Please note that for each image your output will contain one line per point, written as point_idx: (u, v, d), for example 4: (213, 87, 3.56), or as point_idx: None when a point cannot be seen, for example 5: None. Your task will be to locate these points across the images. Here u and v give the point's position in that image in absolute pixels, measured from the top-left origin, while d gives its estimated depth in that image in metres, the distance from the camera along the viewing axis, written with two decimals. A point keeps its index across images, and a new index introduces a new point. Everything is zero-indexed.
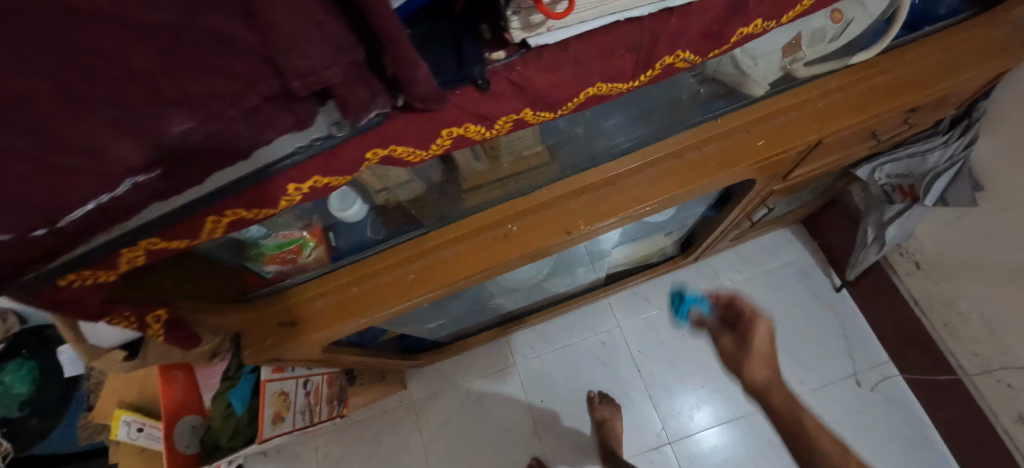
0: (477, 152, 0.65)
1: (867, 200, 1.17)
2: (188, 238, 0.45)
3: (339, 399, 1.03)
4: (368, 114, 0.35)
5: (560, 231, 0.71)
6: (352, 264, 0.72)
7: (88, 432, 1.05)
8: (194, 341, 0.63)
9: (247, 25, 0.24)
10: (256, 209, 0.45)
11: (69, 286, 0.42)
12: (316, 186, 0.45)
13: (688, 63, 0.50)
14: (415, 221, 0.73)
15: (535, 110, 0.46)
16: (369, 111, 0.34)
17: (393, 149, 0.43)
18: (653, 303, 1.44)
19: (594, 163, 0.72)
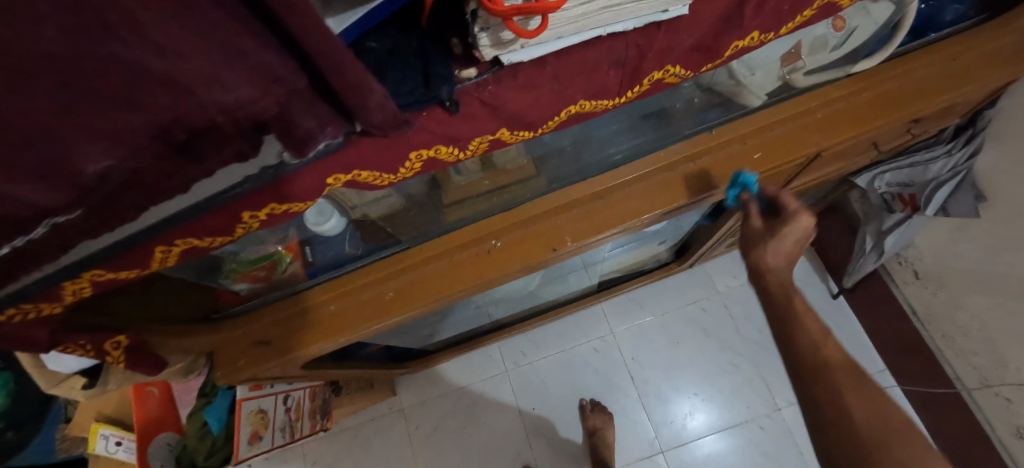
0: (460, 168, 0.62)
1: (867, 209, 1.15)
2: (138, 268, 0.41)
3: (322, 413, 1.01)
4: (317, 143, 0.32)
5: (546, 247, 0.67)
6: (329, 281, 0.69)
7: (65, 444, 1.04)
8: (160, 365, 0.60)
9: (163, 60, 0.20)
10: (210, 238, 0.41)
11: (7, 321, 0.39)
12: (275, 213, 0.42)
13: (678, 78, 0.47)
14: (394, 237, 0.71)
15: (512, 131, 0.43)
16: (319, 141, 0.31)
17: (358, 174, 0.40)
18: (647, 309, 1.41)
19: (582, 176, 0.69)
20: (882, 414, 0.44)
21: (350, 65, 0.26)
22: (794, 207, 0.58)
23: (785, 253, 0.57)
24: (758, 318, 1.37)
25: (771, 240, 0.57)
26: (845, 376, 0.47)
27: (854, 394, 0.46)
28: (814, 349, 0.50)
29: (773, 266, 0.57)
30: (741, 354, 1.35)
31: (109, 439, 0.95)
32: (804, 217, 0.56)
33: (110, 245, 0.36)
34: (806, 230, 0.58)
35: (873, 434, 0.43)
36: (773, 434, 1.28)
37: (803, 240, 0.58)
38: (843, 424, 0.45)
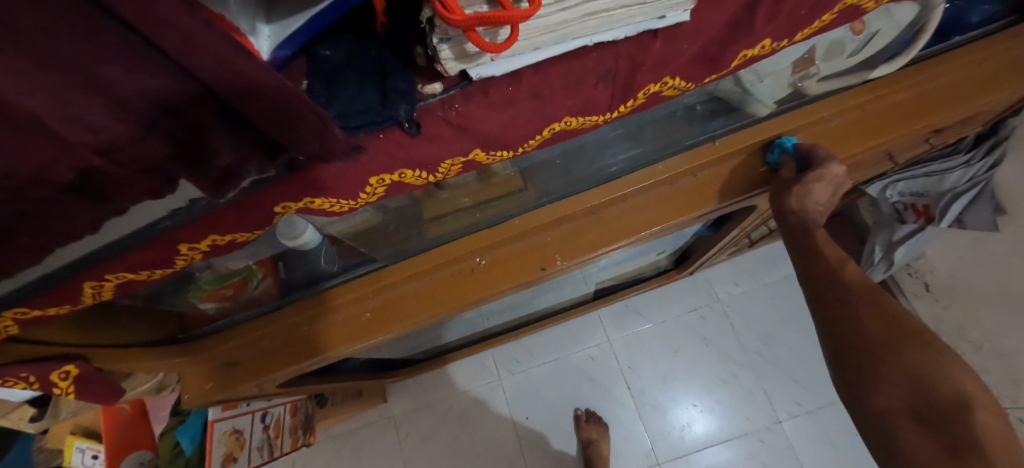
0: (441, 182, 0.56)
1: (878, 216, 1.08)
2: (68, 304, 0.37)
3: (305, 428, 0.97)
4: (242, 178, 0.27)
5: (534, 266, 0.63)
6: (303, 299, 0.64)
7: (43, 456, 0.99)
8: (115, 391, 0.57)
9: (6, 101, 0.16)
10: (148, 270, 0.37)
11: None
12: (219, 244, 0.37)
13: (677, 90, 0.42)
14: (370, 255, 0.66)
15: (488, 151, 0.38)
16: (242, 178, 0.27)
17: (309, 201, 0.35)
18: (646, 317, 1.36)
19: (574, 190, 0.64)
20: (896, 317, 0.45)
21: (265, 99, 0.22)
22: (823, 156, 0.56)
23: (817, 205, 0.57)
24: (761, 326, 1.32)
25: (798, 187, 0.56)
26: (857, 288, 0.48)
27: (867, 302, 0.46)
28: (836, 267, 0.50)
29: (797, 210, 0.56)
30: (742, 364, 1.30)
31: (85, 453, 0.92)
32: (838, 163, 0.55)
33: (21, 286, 0.32)
34: (840, 177, 0.57)
35: (881, 334, 0.44)
36: (773, 448, 1.23)
37: (835, 188, 0.57)
38: (852, 327, 0.46)
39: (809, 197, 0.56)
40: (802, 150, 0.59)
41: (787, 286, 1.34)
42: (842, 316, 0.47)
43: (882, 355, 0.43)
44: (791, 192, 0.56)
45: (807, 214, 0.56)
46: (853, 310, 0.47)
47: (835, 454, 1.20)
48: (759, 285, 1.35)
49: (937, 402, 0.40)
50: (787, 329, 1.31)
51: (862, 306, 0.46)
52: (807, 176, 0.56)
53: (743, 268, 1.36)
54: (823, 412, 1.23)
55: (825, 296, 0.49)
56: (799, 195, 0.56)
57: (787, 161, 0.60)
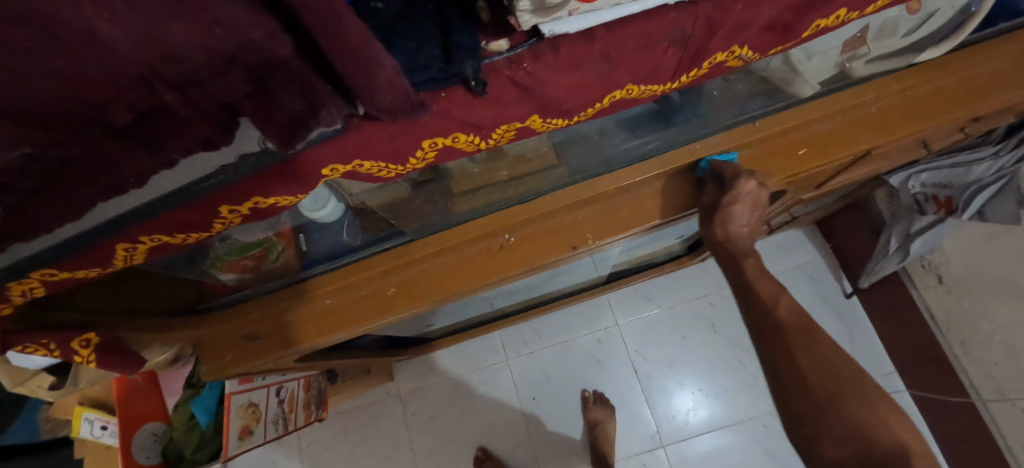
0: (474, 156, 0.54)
1: (895, 208, 1.07)
2: (97, 267, 0.35)
3: (318, 403, 0.97)
4: (310, 132, 0.25)
5: (566, 244, 0.61)
6: (326, 274, 0.62)
7: (50, 425, 1.00)
8: (136, 362, 0.55)
9: None
10: (183, 233, 0.35)
11: None
12: (258, 207, 0.35)
13: (742, 61, 0.39)
14: (397, 229, 0.63)
15: (546, 118, 0.36)
16: (309, 129, 0.25)
17: (359, 164, 0.34)
18: (655, 302, 1.36)
19: (608, 168, 0.62)
20: (831, 367, 0.47)
21: (347, 34, 0.20)
22: (732, 175, 0.56)
23: (742, 228, 0.57)
24: None
25: (719, 213, 0.57)
26: (796, 332, 0.50)
27: (807, 355, 0.48)
28: (771, 306, 0.52)
29: (724, 239, 0.57)
30: (749, 352, 1.31)
31: (94, 423, 0.91)
32: (747, 181, 0.55)
33: (56, 244, 0.30)
34: (755, 193, 0.56)
35: (823, 385, 0.46)
36: (776, 433, 1.25)
37: (754, 204, 0.56)
38: (794, 379, 0.47)
39: (732, 221, 0.56)
40: (718, 166, 0.58)
41: (795, 275, 1.34)
42: (785, 367, 0.48)
43: (829, 408, 0.45)
44: (715, 220, 0.57)
45: (733, 242, 0.57)
46: (793, 360, 0.48)
47: None
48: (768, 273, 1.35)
49: (879, 450, 0.42)
50: None
51: (800, 353, 0.48)
52: (724, 200, 0.56)
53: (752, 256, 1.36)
54: None
55: (766, 341, 0.51)
56: (722, 221, 0.57)
57: (706, 181, 0.60)
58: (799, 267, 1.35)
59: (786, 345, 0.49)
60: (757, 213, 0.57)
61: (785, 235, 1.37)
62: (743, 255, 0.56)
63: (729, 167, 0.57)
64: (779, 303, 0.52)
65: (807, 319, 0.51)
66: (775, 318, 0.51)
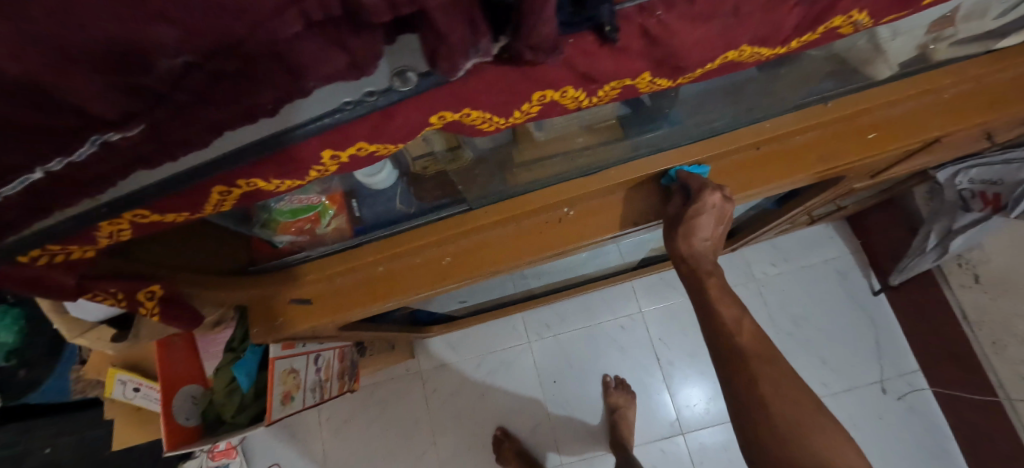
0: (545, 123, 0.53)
1: (936, 206, 1.05)
2: (188, 211, 0.34)
3: (351, 374, 0.96)
4: (465, 63, 0.24)
5: (626, 221, 0.62)
6: (384, 239, 0.61)
7: (82, 385, 1.00)
8: (195, 319, 0.54)
9: None
10: (278, 180, 0.33)
11: (30, 263, 0.33)
12: (359, 155, 0.33)
13: (856, 27, 0.38)
14: (462, 197, 0.61)
15: (655, 76, 0.35)
16: (465, 59, 0.24)
17: (467, 113, 0.32)
18: (678, 291, 1.36)
19: (673, 143, 0.60)
20: (794, 398, 0.46)
21: None
22: (697, 187, 0.55)
23: (704, 241, 0.56)
24: (796, 307, 1.31)
25: (683, 226, 0.55)
26: (759, 361, 0.48)
27: (769, 386, 0.46)
28: (733, 330, 0.51)
29: (687, 254, 0.56)
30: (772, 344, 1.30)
31: (126, 385, 0.92)
32: (710, 195, 0.53)
33: (160, 181, 0.28)
34: (720, 206, 0.55)
35: (787, 420, 0.44)
36: None
37: (718, 217, 0.55)
38: (759, 411, 0.46)
39: (697, 234, 0.55)
40: (686, 176, 0.57)
41: (823, 270, 1.33)
42: (748, 393, 0.47)
43: (786, 445, 0.43)
44: (677, 234, 0.56)
45: (696, 256, 0.56)
46: (754, 390, 0.47)
47: (859, 435, 1.21)
48: (795, 267, 1.34)
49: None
50: (819, 312, 1.30)
51: (762, 381, 0.47)
52: (689, 211, 0.55)
53: (780, 249, 1.35)
54: (847, 395, 1.24)
55: (731, 368, 0.49)
56: (685, 235, 0.55)
57: (675, 191, 0.58)
58: (827, 262, 1.34)
59: (750, 373, 0.47)
60: (721, 226, 0.56)
61: (815, 229, 1.35)
62: (705, 273, 0.55)
63: (695, 180, 0.56)
64: (742, 328, 0.51)
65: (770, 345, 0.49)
66: (737, 341, 0.50)
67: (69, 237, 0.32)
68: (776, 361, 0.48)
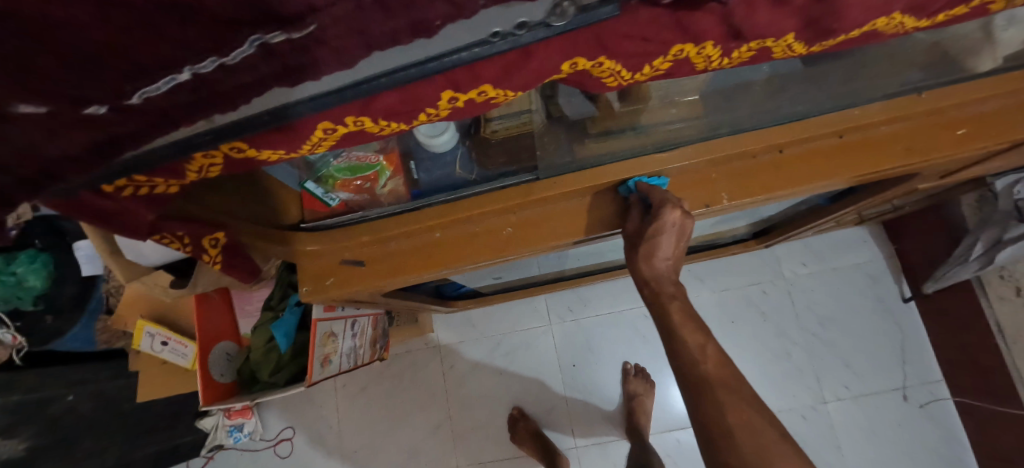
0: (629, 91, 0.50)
1: (982, 216, 1.02)
2: (284, 151, 0.32)
3: (382, 342, 0.95)
4: None
5: (698, 202, 0.58)
6: (443, 204, 0.58)
7: (106, 336, 1.04)
8: (250, 269, 0.52)
9: None
10: (389, 122, 0.31)
11: (113, 194, 0.31)
12: (476, 101, 0.31)
13: (1010, 3, 0.35)
14: (534, 167, 0.58)
15: (798, 39, 0.32)
16: None
17: (601, 62, 0.30)
18: (706, 285, 1.32)
19: (756, 125, 0.57)
20: (757, 427, 0.44)
21: None
22: (658, 202, 0.52)
23: (665, 261, 0.53)
24: (823, 309, 1.30)
25: (643, 246, 0.53)
26: (724, 388, 0.47)
27: (737, 414, 0.45)
28: (697, 359, 0.48)
29: (650, 275, 0.53)
30: (796, 342, 1.28)
31: (155, 338, 0.93)
32: (669, 211, 0.51)
33: (279, 107, 0.26)
34: (681, 223, 0.52)
35: (754, 450, 0.43)
36: (815, 427, 1.23)
37: (679, 235, 0.53)
38: (727, 441, 0.44)
39: (657, 253, 0.53)
40: (646, 189, 0.55)
41: (854, 274, 1.31)
42: (715, 423, 0.45)
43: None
44: (639, 255, 0.53)
45: (653, 276, 0.53)
46: (721, 418, 0.45)
47: (876, 439, 1.21)
48: (826, 268, 1.32)
49: None
50: (847, 315, 1.29)
51: (729, 410, 0.45)
52: (649, 230, 0.52)
53: (812, 249, 1.32)
54: (868, 399, 1.24)
55: (695, 395, 0.47)
56: (647, 255, 0.53)
57: (634, 203, 0.56)
58: (859, 265, 1.31)
59: (716, 402, 0.46)
60: (683, 245, 0.54)
61: (849, 232, 1.32)
62: (668, 297, 0.52)
63: (656, 192, 0.54)
64: (707, 355, 0.48)
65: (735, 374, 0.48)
66: (701, 370, 0.48)
67: (158, 168, 0.29)
68: (737, 390, 0.46)
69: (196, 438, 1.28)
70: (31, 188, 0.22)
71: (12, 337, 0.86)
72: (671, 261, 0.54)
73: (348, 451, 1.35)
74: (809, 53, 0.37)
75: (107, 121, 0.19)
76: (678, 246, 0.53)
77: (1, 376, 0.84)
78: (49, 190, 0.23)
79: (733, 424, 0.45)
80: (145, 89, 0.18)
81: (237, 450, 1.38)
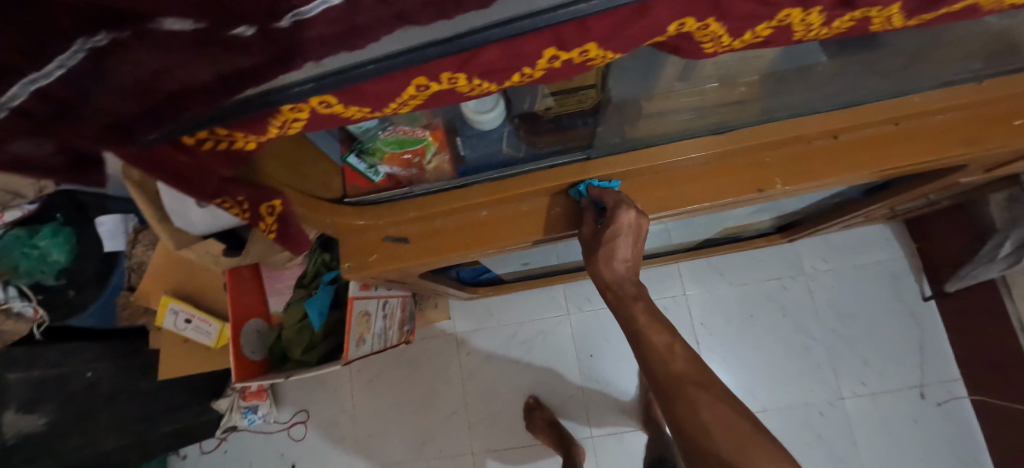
0: (692, 66, 0.49)
1: (1013, 215, 0.99)
2: (369, 108, 0.30)
3: (408, 324, 0.95)
4: None
5: (750, 186, 0.57)
6: (492, 181, 0.57)
7: (128, 313, 1.01)
8: (301, 242, 0.51)
9: None
10: (482, 81, 0.30)
11: (192, 148, 0.30)
12: (575, 62, 0.30)
13: None
14: (586, 146, 0.58)
15: (905, 7, 0.31)
16: None
17: (708, 23, 0.29)
18: (725, 278, 1.32)
19: (813, 110, 0.57)
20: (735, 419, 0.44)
21: None
22: (613, 203, 0.52)
23: (624, 263, 0.53)
24: (842, 305, 1.29)
25: (601, 250, 0.53)
26: (695, 385, 0.46)
27: (710, 408, 0.44)
28: (664, 358, 0.48)
29: (611, 278, 0.53)
30: (815, 338, 1.28)
31: (178, 315, 0.92)
32: (623, 212, 0.51)
33: (388, 54, 0.25)
34: (636, 223, 0.52)
35: (733, 448, 0.42)
36: (832, 422, 1.23)
37: (635, 236, 0.53)
38: (701, 436, 0.43)
39: (616, 255, 0.52)
40: (599, 193, 0.54)
41: (874, 271, 1.31)
42: (689, 422, 0.44)
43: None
44: (598, 259, 0.53)
45: (615, 277, 0.53)
46: (697, 418, 0.44)
47: (891, 436, 1.21)
48: (847, 264, 1.31)
49: None
50: (866, 311, 1.29)
51: (702, 406, 0.44)
52: (606, 234, 0.52)
53: (834, 245, 1.32)
54: (884, 397, 1.24)
55: (672, 396, 0.46)
56: (605, 258, 0.53)
57: (586, 207, 0.56)
58: (880, 263, 1.31)
59: (688, 399, 0.45)
60: (640, 248, 0.54)
61: (872, 229, 1.31)
62: (631, 299, 0.51)
63: (609, 194, 0.54)
64: (676, 354, 0.48)
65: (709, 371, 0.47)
66: (672, 368, 0.47)
67: (243, 120, 0.28)
68: (711, 387, 0.45)
69: (212, 419, 1.27)
70: (154, 119, 0.22)
71: (34, 310, 0.89)
72: (629, 266, 0.53)
73: (362, 436, 1.35)
74: (898, 29, 0.37)
75: (246, 46, 0.19)
76: (636, 248, 0.54)
77: (22, 351, 0.83)
78: (168, 124, 0.24)
79: (706, 422, 0.43)
80: (299, 11, 0.19)
81: (250, 431, 1.38)
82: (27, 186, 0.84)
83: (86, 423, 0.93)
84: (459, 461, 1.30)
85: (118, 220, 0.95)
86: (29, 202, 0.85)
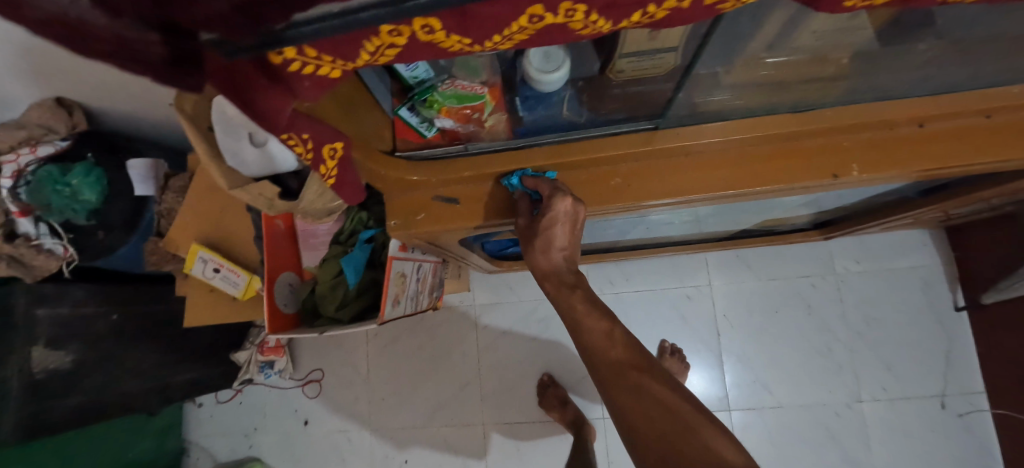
0: (799, 26, 0.45)
1: None
2: (471, 39, 0.28)
3: (438, 288, 0.94)
4: None
5: (825, 171, 0.54)
6: (553, 145, 0.54)
7: (155, 259, 1.00)
8: (358, 192, 0.49)
9: None
10: (600, 17, 0.27)
11: (276, 69, 0.28)
12: (707, 3, 0.27)
13: None
14: (656, 116, 0.54)
15: None
16: None
17: None
18: (753, 271, 1.30)
19: (910, 93, 0.52)
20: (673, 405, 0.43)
21: None
22: (549, 193, 0.51)
23: (562, 251, 0.53)
24: (871, 308, 1.27)
25: (539, 239, 0.52)
26: (642, 371, 0.45)
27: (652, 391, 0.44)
28: (603, 346, 0.47)
29: (548, 268, 0.53)
30: (840, 339, 1.26)
31: (207, 264, 0.92)
32: (558, 202, 0.50)
33: None
34: (572, 212, 0.52)
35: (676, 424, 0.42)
36: (849, 423, 1.22)
37: (572, 224, 0.52)
38: (643, 418, 0.43)
39: (553, 244, 0.52)
40: (533, 183, 0.53)
41: (910, 276, 1.27)
42: (631, 405, 0.44)
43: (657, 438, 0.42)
44: (536, 249, 0.53)
45: (551, 270, 0.53)
46: (637, 399, 0.44)
47: (907, 441, 1.20)
48: (880, 267, 1.28)
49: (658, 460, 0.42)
50: (894, 316, 1.26)
51: (644, 390, 0.44)
52: (542, 224, 0.52)
53: (868, 246, 1.28)
54: (904, 403, 1.22)
55: (608, 381, 0.46)
56: (544, 248, 0.53)
57: (521, 198, 0.55)
58: (916, 268, 1.27)
59: (631, 382, 0.45)
60: (576, 234, 0.54)
61: (911, 233, 1.27)
62: (569, 288, 0.52)
63: (544, 184, 0.53)
64: (612, 341, 0.47)
65: (641, 354, 0.46)
66: (609, 357, 0.47)
67: (339, 37, 0.25)
68: (649, 370, 0.46)
69: (230, 372, 1.28)
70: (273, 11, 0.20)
71: (64, 248, 0.88)
72: (564, 255, 0.53)
73: (376, 399, 1.36)
74: None
75: None
76: (570, 232, 0.53)
77: (50, 288, 0.83)
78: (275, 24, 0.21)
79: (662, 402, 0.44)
80: None
81: (266, 386, 1.40)
82: (60, 123, 0.83)
83: (113, 363, 0.94)
84: (470, 431, 1.31)
85: (147, 164, 0.95)
86: (61, 139, 0.85)
